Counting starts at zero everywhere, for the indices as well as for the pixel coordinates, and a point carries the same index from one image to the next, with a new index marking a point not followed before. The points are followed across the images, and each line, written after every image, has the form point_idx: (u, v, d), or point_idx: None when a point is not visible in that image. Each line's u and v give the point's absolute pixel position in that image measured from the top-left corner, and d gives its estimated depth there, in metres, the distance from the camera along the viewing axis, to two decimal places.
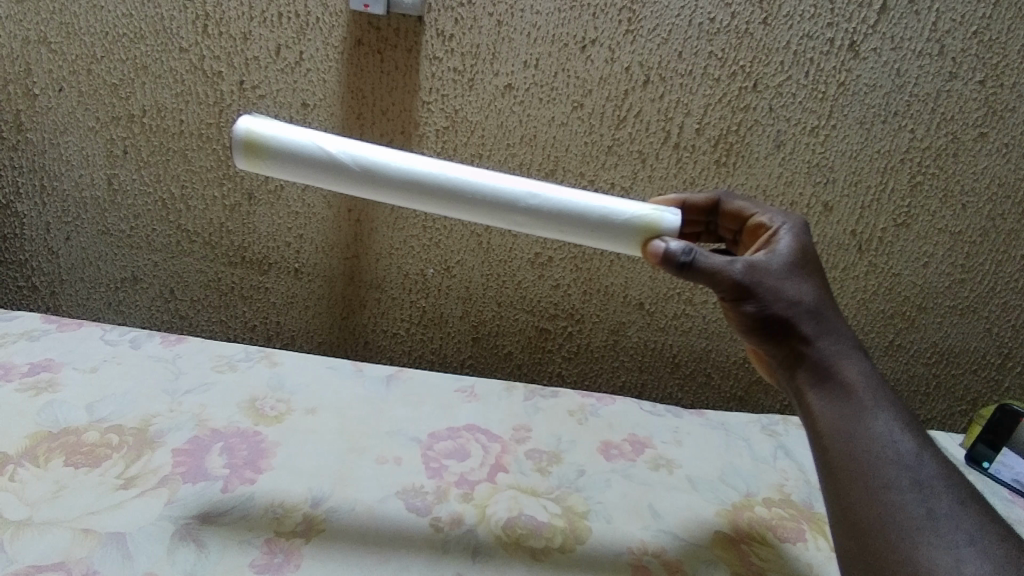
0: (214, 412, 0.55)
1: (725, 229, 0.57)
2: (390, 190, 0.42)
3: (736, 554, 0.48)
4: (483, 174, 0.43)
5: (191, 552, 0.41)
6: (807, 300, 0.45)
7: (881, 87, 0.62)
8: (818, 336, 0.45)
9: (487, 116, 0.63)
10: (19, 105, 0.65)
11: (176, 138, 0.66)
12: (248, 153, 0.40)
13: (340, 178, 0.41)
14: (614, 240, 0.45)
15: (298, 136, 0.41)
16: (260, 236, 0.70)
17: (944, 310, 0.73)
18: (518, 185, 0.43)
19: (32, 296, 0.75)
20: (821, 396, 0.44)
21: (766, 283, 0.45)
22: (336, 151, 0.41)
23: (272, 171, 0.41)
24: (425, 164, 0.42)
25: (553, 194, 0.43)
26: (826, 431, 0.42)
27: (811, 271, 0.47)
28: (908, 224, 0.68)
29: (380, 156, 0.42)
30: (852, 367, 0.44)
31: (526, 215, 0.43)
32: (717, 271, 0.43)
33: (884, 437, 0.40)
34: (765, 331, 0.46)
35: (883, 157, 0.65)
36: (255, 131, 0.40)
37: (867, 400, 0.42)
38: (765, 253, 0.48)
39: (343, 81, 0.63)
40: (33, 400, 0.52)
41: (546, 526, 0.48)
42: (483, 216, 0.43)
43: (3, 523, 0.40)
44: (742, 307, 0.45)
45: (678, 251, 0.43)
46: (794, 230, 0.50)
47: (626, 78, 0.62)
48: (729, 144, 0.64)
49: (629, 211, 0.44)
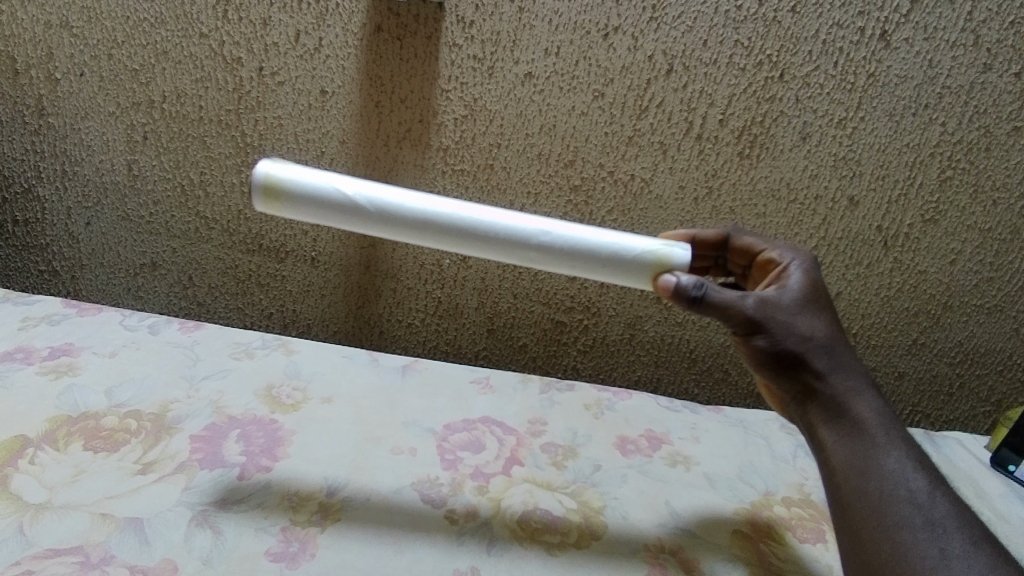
0: (231, 399, 0.55)
1: (734, 263, 0.56)
2: (407, 231, 0.41)
3: (754, 552, 0.48)
4: (497, 213, 0.42)
5: (207, 538, 0.41)
6: (819, 334, 0.44)
7: (912, 79, 0.60)
8: (830, 372, 0.43)
9: (507, 104, 0.63)
10: (41, 90, 0.65)
11: (196, 125, 0.66)
12: (265, 196, 0.40)
13: (355, 219, 0.41)
14: (625, 275, 0.43)
15: (314, 178, 0.41)
16: (278, 224, 0.70)
17: (971, 309, 0.71)
18: (532, 223, 0.42)
19: (53, 280, 0.75)
20: (834, 433, 0.42)
21: (778, 318, 0.43)
22: (352, 193, 0.41)
23: (288, 213, 0.41)
24: (440, 203, 0.41)
25: (567, 231, 0.42)
26: (839, 468, 0.41)
27: (823, 306, 0.46)
28: (936, 221, 0.66)
29: (396, 197, 0.41)
30: (864, 404, 0.43)
31: (539, 252, 0.42)
32: (729, 306, 0.42)
33: (896, 475, 0.40)
34: (778, 368, 0.44)
35: (912, 151, 0.63)
36: (272, 175, 0.40)
37: (880, 437, 0.41)
38: (775, 289, 0.46)
39: (362, 68, 0.62)
40: (53, 384, 0.52)
41: (562, 520, 0.48)
42: (496, 255, 0.42)
43: (23, 506, 0.41)
44: (753, 341, 0.43)
45: (689, 286, 0.41)
46: (804, 265, 0.49)
47: (649, 67, 0.60)
48: (754, 135, 0.63)
49: (641, 246, 0.43)
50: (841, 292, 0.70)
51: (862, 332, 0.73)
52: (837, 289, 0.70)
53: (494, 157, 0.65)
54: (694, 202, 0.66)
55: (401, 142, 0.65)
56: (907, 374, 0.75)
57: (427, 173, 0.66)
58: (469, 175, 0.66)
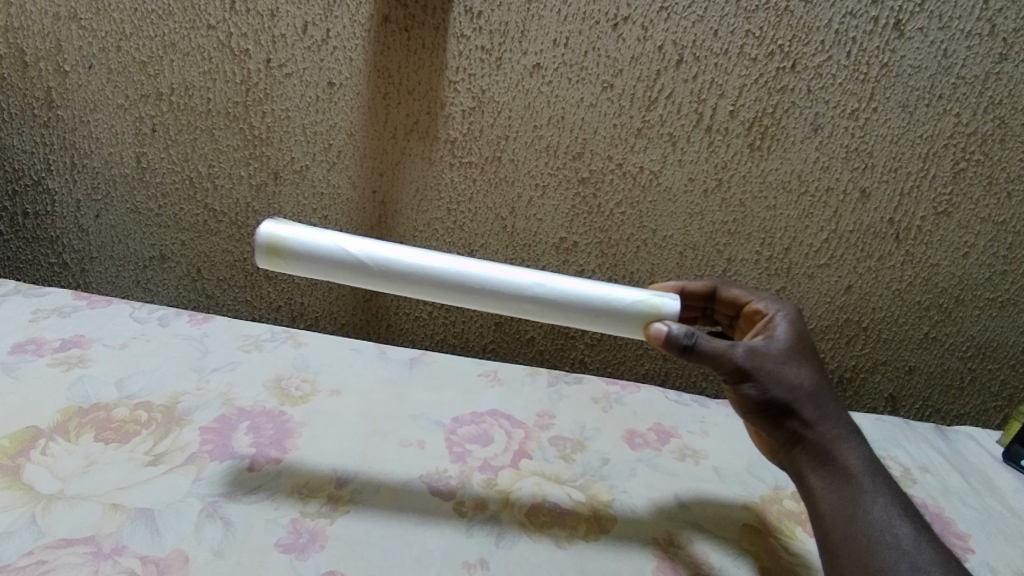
0: (241, 391, 0.55)
1: (721, 314, 0.57)
2: (405, 285, 0.45)
3: (763, 547, 0.47)
4: (492, 267, 0.46)
5: (218, 529, 0.41)
6: (807, 383, 0.45)
7: (926, 69, 0.59)
8: (818, 420, 0.45)
9: (515, 96, 0.62)
10: (50, 82, 0.66)
11: (204, 117, 0.66)
12: (269, 254, 0.44)
13: (357, 274, 0.44)
14: (616, 325, 0.46)
15: (318, 238, 0.44)
16: (285, 217, 0.70)
17: (983, 303, 0.70)
18: (525, 276, 0.46)
19: (63, 273, 0.76)
20: (822, 479, 0.43)
21: (767, 367, 0.45)
22: (353, 250, 0.44)
23: (291, 269, 0.45)
24: (437, 260, 0.45)
25: (559, 284, 0.46)
26: (828, 514, 0.41)
27: (809, 356, 0.47)
28: (949, 213, 0.65)
29: (395, 255, 0.45)
30: (851, 453, 0.44)
31: (532, 302, 0.46)
32: (720, 354, 0.43)
33: (882, 521, 0.39)
34: (766, 415, 0.45)
35: (925, 142, 0.62)
36: (277, 235, 0.44)
37: (866, 483, 0.42)
38: (763, 338, 0.48)
39: (370, 59, 0.62)
40: (63, 375, 0.53)
41: (570, 514, 0.47)
42: (491, 306, 0.46)
43: (36, 496, 0.41)
44: (743, 389, 0.45)
45: (681, 334, 0.43)
46: (789, 316, 0.51)
47: (658, 58, 0.60)
48: (764, 127, 0.62)
49: (631, 297, 0.46)
50: (852, 285, 0.70)
51: (872, 327, 0.72)
52: (848, 282, 0.69)
53: (501, 149, 0.65)
54: (703, 194, 0.65)
55: (408, 134, 0.65)
56: (917, 368, 0.75)
57: (435, 166, 0.66)
58: (476, 167, 0.66)
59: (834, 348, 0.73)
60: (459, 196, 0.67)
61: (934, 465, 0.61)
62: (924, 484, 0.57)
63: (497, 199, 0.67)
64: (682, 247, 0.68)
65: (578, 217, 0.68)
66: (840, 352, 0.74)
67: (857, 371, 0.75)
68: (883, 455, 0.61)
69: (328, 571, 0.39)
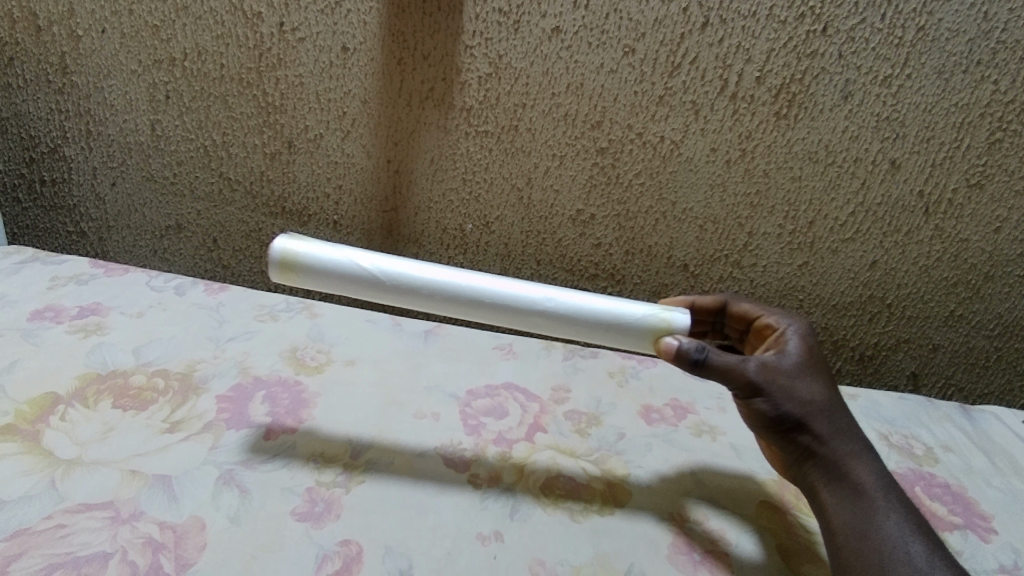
0: (257, 360, 0.55)
1: (731, 328, 0.56)
2: (416, 300, 0.46)
3: (781, 523, 0.47)
4: (500, 282, 0.46)
5: (235, 496, 0.41)
6: (820, 399, 0.45)
7: (965, 33, 0.56)
8: (831, 436, 0.44)
9: (533, 62, 0.60)
10: (63, 47, 0.65)
11: (217, 83, 0.65)
12: (282, 268, 0.45)
13: (369, 288, 0.45)
14: (624, 338, 0.47)
15: (330, 253, 0.45)
16: (300, 186, 0.69)
17: (1014, 279, 0.68)
18: (535, 290, 0.46)
19: (81, 241, 0.76)
20: (835, 495, 0.42)
21: (779, 382, 0.45)
22: (365, 265, 0.45)
23: (303, 283, 0.46)
24: (448, 275, 0.46)
25: (569, 298, 0.46)
26: (841, 530, 0.40)
27: (822, 371, 0.47)
28: (982, 186, 0.63)
29: (406, 270, 0.46)
30: (863, 469, 0.43)
31: (541, 316, 0.46)
32: (731, 369, 0.43)
33: (895, 538, 0.38)
34: (777, 430, 0.45)
35: (961, 111, 0.59)
36: (290, 249, 0.44)
37: (879, 499, 0.41)
38: (775, 352, 0.47)
39: (384, 23, 0.60)
40: (82, 342, 0.53)
41: (585, 487, 0.47)
42: (500, 320, 0.46)
43: (55, 461, 0.41)
44: (754, 404, 0.45)
45: (691, 349, 0.43)
46: (800, 331, 0.50)
47: (683, 21, 0.57)
48: (792, 94, 0.59)
49: (641, 312, 0.46)
50: (877, 261, 0.68)
51: (896, 304, 0.70)
52: (873, 257, 0.67)
53: (518, 118, 0.63)
54: (726, 164, 0.63)
55: (424, 101, 0.64)
56: (941, 346, 0.73)
57: (450, 135, 0.65)
58: (493, 137, 0.64)
59: (856, 325, 0.72)
60: (475, 166, 0.66)
61: (957, 444, 0.60)
62: (946, 464, 0.56)
63: (513, 168, 0.66)
64: (702, 220, 0.67)
65: (596, 188, 0.66)
66: (862, 329, 0.72)
67: (879, 348, 0.74)
68: (905, 434, 0.60)
69: (344, 540, 0.39)
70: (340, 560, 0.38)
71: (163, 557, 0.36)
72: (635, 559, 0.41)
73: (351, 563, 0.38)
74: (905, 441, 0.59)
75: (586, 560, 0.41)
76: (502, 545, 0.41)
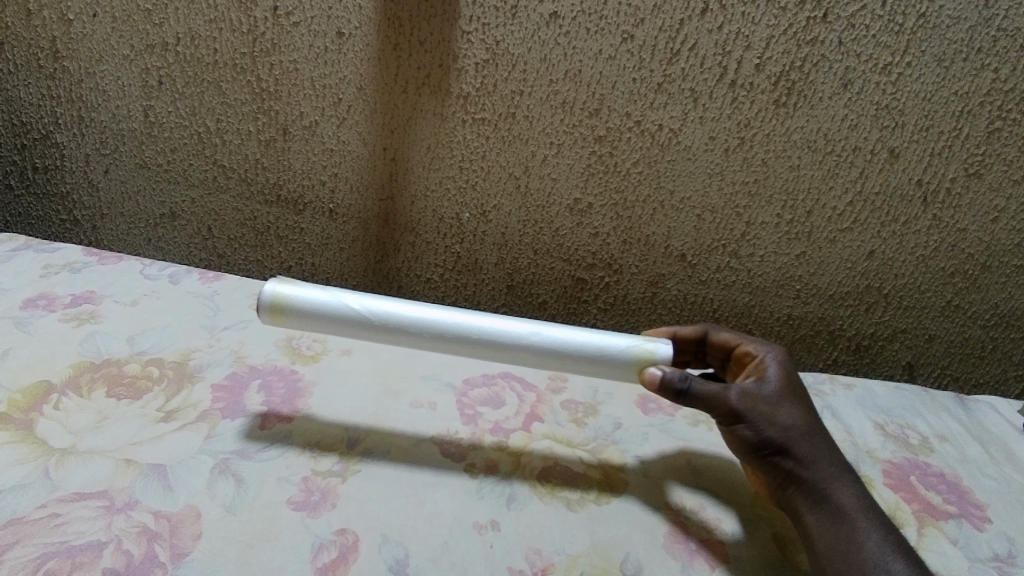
0: (252, 349, 0.55)
1: (712, 357, 0.56)
2: (404, 338, 0.46)
3: (777, 512, 0.47)
4: (486, 318, 0.47)
5: (230, 486, 0.41)
6: (799, 423, 0.45)
7: (966, 20, 0.56)
8: (813, 458, 0.44)
9: (530, 48, 0.59)
10: (54, 31, 0.64)
11: (211, 69, 0.64)
12: (272, 311, 0.46)
13: (357, 328, 0.46)
14: (610, 370, 0.47)
15: (318, 295, 0.46)
16: (295, 174, 0.69)
17: (1010, 270, 0.68)
18: (521, 325, 0.47)
19: (75, 229, 0.76)
20: (818, 517, 0.42)
21: (760, 408, 0.45)
22: (352, 305, 0.46)
23: (294, 325, 0.46)
24: (434, 313, 0.46)
25: (555, 332, 0.47)
26: (826, 552, 0.40)
27: (801, 397, 0.47)
28: (981, 174, 0.62)
29: (392, 309, 0.46)
30: (845, 491, 0.42)
31: (528, 351, 0.46)
32: (714, 397, 0.44)
33: (876, 558, 0.38)
34: (759, 455, 0.45)
35: (960, 100, 0.59)
36: (280, 292, 0.46)
37: (861, 521, 0.41)
38: (754, 380, 0.47)
39: (379, 7, 0.59)
40: (76, 331, 0.53)
41: (582, 476, 0.47)
42: (487, 355, 0.47)
43: (49, 450, 0.41)
44: (737, 429, 0.45)
45: (675, 377, 0.44)
46: (778, 357, 0.50)
47: (682, 6, 0.56)
48: (791, 82, 0.59)
49: (625, 343, 0.47)
50: (875, 251, 0.67)
51: (893, 294, 0.70)
52: (871, 246, 0.67)
53: (516, 105, 0.62)
54: (724, 153, 0.63)
55: (420, 88, 0.63)
56: (937, 337, 0.73)
57: (447, 123, 0.64)
58: (490, 124, 0.64)
59: (853, 315, 0.72)
60: (472, 154, 0.66)
61: (953, 434, 0.60)
62: (941, 453, 0.57)
63: (511, 157, 0.65)
64: (700, 210, 0.66)
65: (594, 177, 0.66)
66: (859, 319, 0.72)
67: (875, 338, 0.74)
68: (901, 423, 0.60)
69: (339, 530, 0.39)
70: (337, 549, 0.38)
71: (157, 546, 0.36)
72: (631, 549, 0.41)
73: (347, 552, 0.38)
74: (902, 430, 0.59)
75: (582, 549, 0.41)
76: (498, 534, 0.41)
